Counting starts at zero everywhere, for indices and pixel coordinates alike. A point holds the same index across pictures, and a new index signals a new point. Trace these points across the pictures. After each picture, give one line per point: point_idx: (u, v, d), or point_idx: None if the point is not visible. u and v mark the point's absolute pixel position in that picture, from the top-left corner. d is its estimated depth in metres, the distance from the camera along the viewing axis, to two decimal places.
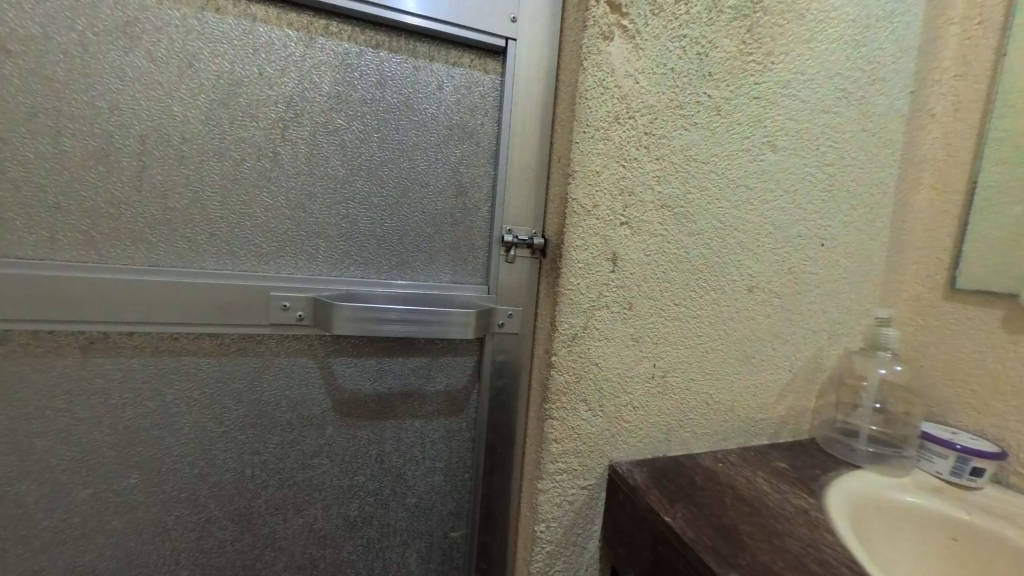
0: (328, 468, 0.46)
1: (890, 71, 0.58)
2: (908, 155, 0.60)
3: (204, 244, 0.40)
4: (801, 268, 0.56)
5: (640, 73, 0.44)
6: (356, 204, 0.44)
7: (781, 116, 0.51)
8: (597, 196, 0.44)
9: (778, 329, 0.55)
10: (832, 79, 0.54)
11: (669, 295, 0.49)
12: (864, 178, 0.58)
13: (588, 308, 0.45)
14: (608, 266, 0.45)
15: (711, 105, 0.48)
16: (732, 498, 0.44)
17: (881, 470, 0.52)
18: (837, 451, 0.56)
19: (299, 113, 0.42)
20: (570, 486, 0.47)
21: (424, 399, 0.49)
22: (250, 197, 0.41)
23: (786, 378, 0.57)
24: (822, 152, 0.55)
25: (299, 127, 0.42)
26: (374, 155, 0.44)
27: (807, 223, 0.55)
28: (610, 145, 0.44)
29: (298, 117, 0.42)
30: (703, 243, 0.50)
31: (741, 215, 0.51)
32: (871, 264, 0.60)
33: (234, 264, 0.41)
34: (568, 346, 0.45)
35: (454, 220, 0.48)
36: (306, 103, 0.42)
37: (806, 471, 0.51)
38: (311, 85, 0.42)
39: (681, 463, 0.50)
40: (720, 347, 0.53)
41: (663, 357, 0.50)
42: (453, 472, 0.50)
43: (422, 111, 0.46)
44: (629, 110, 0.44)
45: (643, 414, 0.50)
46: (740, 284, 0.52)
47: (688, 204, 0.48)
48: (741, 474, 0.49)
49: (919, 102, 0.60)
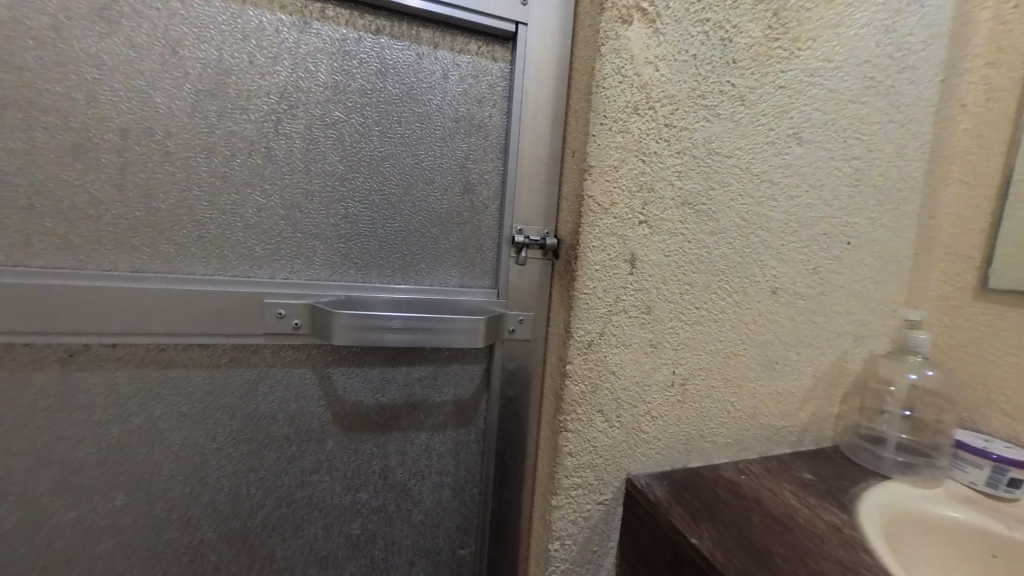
0: (329, 485, 0.43)
1: (920, 59, 0.54)
2: (936, 147, 0.57)
3: (192, 248, 0.37)
4: (826, 268, 0.53)
5: (660, 61, 0.41)
6: (356, 203, 0.41)
7: (807, 107, 0.48)
8: (615, 193, 0.41)
9: (802, 333, 0.53)
10: (861, 67, 0.51)
11: (690, 298, 0.46)
12: (892, 173, 0.55)
13: (605, 312, 0.42)
14: (627, 267, 0.42)
15: (735, 95, 0.45)
16: (761, 514, 0.41)
17: (911, 481, 0.50)
18: (862, 459, 0.54)
19: (293, 104, 0.38)
20: (585, 501, 0.44)
21: (431, 410, 0.46)
22: (242, 196, 0.38)
23: (809, 384, 0.54)
24: (849, 145, 0.52)
25: (293, 119, 0.39)
26: (375, 149, 0.41)
27: (833, 220, 0.52)
28: (629, 138, 0.41)
29: (292, 109, 0.38)
30: (725, 242, 0.47)
31: (765, 212, 0.48)
32: (897, 263, 0.57)
33: (225, 268, 0.38)
34: (583, 354, 0.42)
35: (460, 219, 0.45)
36: (302, 94, 0.39)
37: (834, 482, 0.48)
38: (307, 74, 0.39)
39: (702, 475, 0.48)
40: (742, 352, 0.50)
41: (683, 363, 0.47)
42: (462, 487, 0.48)
43: (426, 103, 0.42)
44: (648, 99, 0.41)
45: (662, 423, 0.47)
46: (763, 286, 0.49)
47: (710, 201, 0.45)
48: (766, 487, 0.46)
49: (948, 92, 0.57)
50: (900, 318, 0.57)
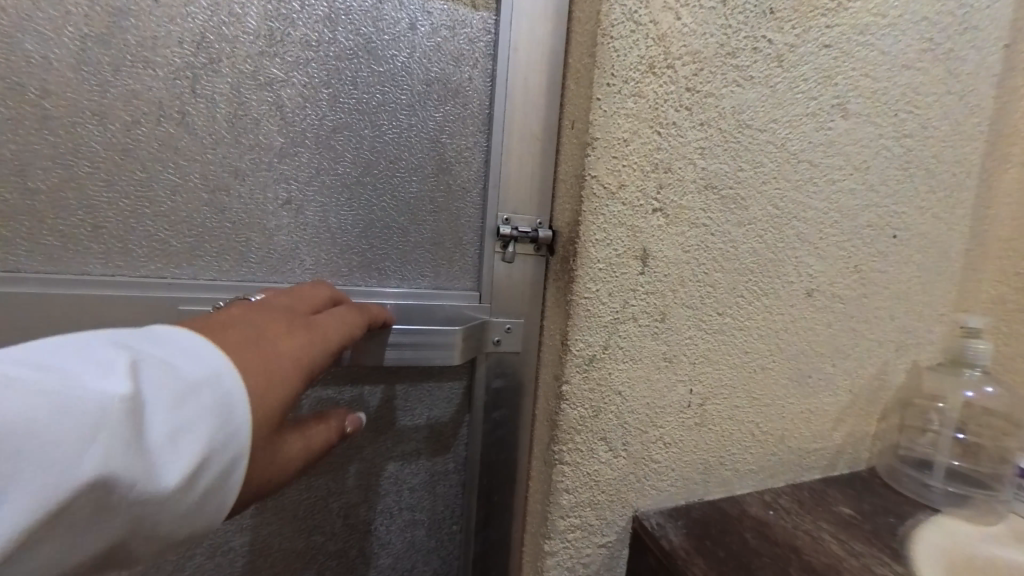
0: (275, 528, 0.36)
1: (985, 18, 0.46)
2: (996, 125, 0.49)
3: (84, 240, 0.29)
4: (870, 266, 0.45)
5: (683, 7, 0.32)
6: (301, 185, 0.33)
7: (855, 71, 0.40)
8: (624, 173, 0.33)
9: (839, 342, 0.45)
10: (918, 25, 0.42)
11: (712, 302, 0.38)
12: (947, 154, 0.47)
13: (610, 321, 0.35)
14: (637, 266, 0.35)
15: (771, 54, 0.36)
16: (798, 568, 0.34)
17: (967, 516, 0.42)
18: (906, 485, 0.46)
19: (212, 57, 0.30)
20: (585, 545, 0.37)
21: (399, 437, 0.38)
22: (149, 174, 0.30)
23: (845, 401, 0.47)
24: (901, 120, 0.43)
25: (214, 76, 0.30)
26: (324, 117, 0.33)
27: (879, 209, 0.44)
28: (643, 104, 0.32)
29: (211, 64, 0.30)
30: (756, 235, 0.39)
31: (803, 198, 0.40)
32: (949, 260, 0.49)
33: (131, 267, 0.30)
34: (583, 372, 0.34)
35: (435, 207, 0.37)
36: (225, 44, 0.30)
37: (879, 519, 0.41)
38: (232, 18, 0.30)
39: (723, 511, 0.40)
40: (771, 365, 0.42)
41: (702, 380, 0.39)
42: (438, 523, 0.41)
43: (389, 61, 0.34)
44: (667, 55, 0.33)
45: (677, 451, 0.39)
46: (797, 287, 0.42)
47: (739, 185, 0.37)
48: (801, 527, 0.39)
49: (1013, 59, 0.49)
50: (949, 323, 0.50)
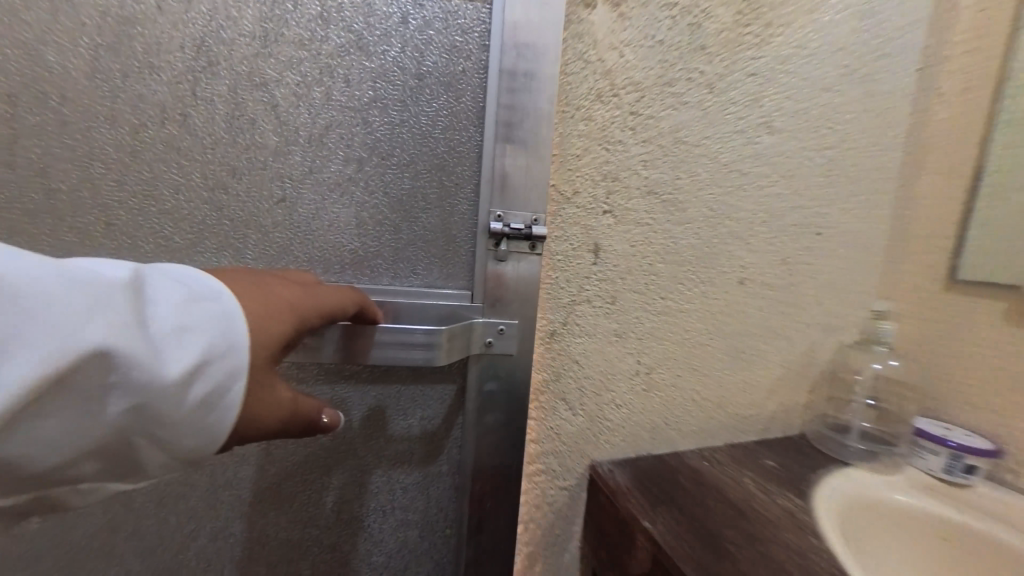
0: (274, 514, 0.42)
1: (898, 46, 0.53)
2: (912, 137, 0.57)
3: (137, 233, 0.37)
4: (796, 259, 0.53)
5: (626, 46, 0.40)
6: (294, 184, 0.39)
7: (779, 95, 0.48)
8: (578, 183, 0.41)
9: (770, 324, 0.53)
10: (836, 53, 0.50)
11: (656, 288, 0.46)
12: (867, 162, 0.55)
13: (568, 302, 0.43)
14: (590, 258, 0.43)
15: (703, 82, 0.44)
16: (716, 500, 0.42)
17: (872, 468, 0.51)
18: (828, 447, 0.54)
19: (211, 61, 0.36)
20: (549, 487, 0.46)
21: (391, 438, 0.43)
22: (180, 177, 0.37)
23: (777, 374, 0.54)
24: (822, 134, 0.51)
25: (212, 79, 0.36)
26: (316, 111, 0.39)
27: (804, 210, 0.52)
28: (592, 126, 0.40)
29: (209, 67, 0.36)
30: (692, 232, 0.47)
31: (734, 202, 0.48)
32: (871, 254, 0.57)
33: (172, 255, 0.38)
34: (546, 343, 0.43)
35: (426, 200, 0.42)
36: (223, 45, 0.36)
37: (797, 470, 0.49)
38: (229, 20, 0.36)
39: (665, 463, 0.48)
40: (709, 342, 0.50)
41: (648, 354, 0.47)
42: (430, 524, 0.45)
43: (380, 56, 0.39)
44: (612, 86, 0.40)
45: (628, 412, 0.47)
46: (730, 276, 0.50)
47: (677, 190, 0.45)
48: (728, 474, 0.47)
49: (926, 80, 0.56)
50: (870, 308, 0.58)
